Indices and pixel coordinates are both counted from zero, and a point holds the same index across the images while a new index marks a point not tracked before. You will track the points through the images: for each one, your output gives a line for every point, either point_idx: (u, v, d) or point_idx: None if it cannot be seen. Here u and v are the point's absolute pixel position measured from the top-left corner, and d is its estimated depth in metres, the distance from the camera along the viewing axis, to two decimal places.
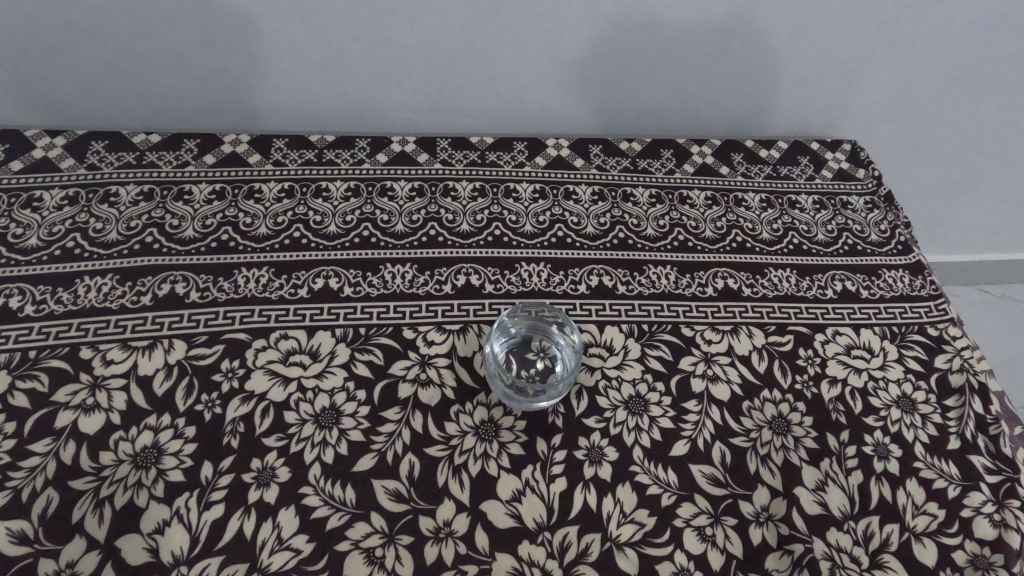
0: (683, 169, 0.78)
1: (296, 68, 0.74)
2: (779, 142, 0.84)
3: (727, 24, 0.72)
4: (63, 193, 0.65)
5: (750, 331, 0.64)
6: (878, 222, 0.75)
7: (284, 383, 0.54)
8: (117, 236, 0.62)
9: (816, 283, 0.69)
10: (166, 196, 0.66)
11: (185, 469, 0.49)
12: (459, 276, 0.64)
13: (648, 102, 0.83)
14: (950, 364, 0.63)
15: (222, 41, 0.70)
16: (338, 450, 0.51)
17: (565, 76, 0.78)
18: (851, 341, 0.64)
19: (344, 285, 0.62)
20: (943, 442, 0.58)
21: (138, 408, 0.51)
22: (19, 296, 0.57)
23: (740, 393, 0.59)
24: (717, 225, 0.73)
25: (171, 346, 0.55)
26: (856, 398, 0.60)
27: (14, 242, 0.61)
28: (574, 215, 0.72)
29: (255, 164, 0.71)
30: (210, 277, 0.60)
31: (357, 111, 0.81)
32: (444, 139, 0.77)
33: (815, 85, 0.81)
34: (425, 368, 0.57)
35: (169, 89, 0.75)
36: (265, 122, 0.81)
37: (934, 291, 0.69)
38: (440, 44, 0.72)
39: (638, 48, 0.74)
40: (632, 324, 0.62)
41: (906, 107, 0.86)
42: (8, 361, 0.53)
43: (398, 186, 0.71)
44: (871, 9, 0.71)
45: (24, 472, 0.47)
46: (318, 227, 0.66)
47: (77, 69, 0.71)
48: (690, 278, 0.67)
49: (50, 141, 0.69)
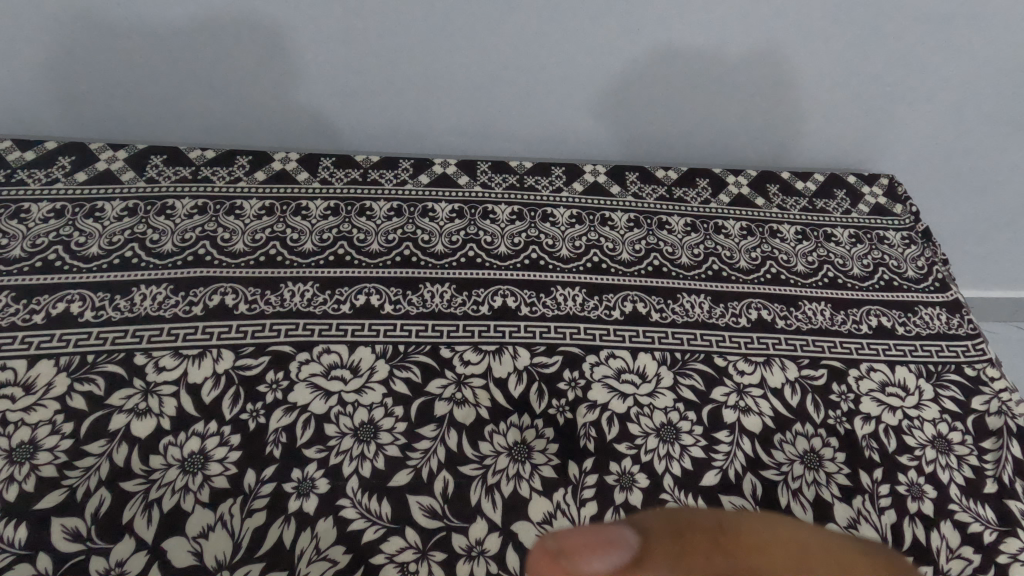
0: (718, 199, 0.79)
1: (341, 91, 0.77)
2: (815, 174, 0.84)
3: (763, 59, 0.72)
4: (123, 205, 0.69)
5: (783, 364, 0.63)
6: (915, 258, 0.75)
7: (325, 396, 0.56)
8: (172, 248, 0.66)
9: (851, 317, 0.68)
10: (219, 210, 0.70)
11: (229, 476, 0.51)
12: (496, 298, 0.65)
13: (683, 133, 0.84)
14: (988, 406, 0.61)
15: (274, 67, 0.73)
16: (375, 464, 0.53)
17: (600, 106, 0.79)
18: (886, 378, 0.63)
19: (385, 302, 0.64)
20: (980, 484, 0.56)
21: (187, 414, 0.54)
22: (80, 302, 0.60)
23: (772, 425, 0.59)
24: (751, 255, 0.73)
25: (220, 355, 0.58)
26: (890, 435, 0.59)
27: (76, 250, 0.64)
28: (609, 241, 0.73)
29: (303, 181, 0.74)
30: (258, 290, 0.63)
31: (402, 135, 0.84)
32: (484, 163, 0.80)
33: (856, 120, 0.81)
34: (461, 388, 0.58)
35: (223, 108, 0.79)
36: (311, 140, 0.84)
37: (973, 331, 0.68)
38: (481, 77, 0.75)
39: (673, 78, 0.75)
40: (665, 351, 0.63)
41: (951, 145, 0.84)
42: (69, 363, 0.56)
43: (439, 208, 0.74)
44: (899, 53, 0.71)
45: (79, 471, 0.50)
46: (361, 245, 0.69)
47: (140, 90, 0.76)
48: (724, 307, 0.68)
49: (113, 155, 0.74)
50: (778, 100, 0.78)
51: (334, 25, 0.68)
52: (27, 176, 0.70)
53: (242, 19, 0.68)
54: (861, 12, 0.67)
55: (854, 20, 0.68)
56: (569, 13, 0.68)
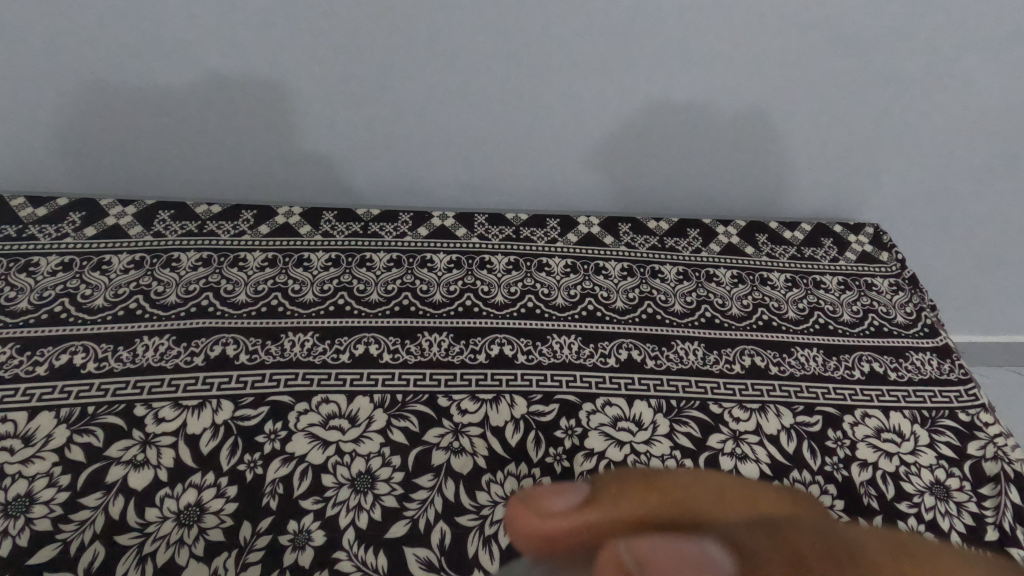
0: (709, 249, 0.82)
1: (346, 147, 0.80)
2: (802, 224, 0.87)
3: (747, 115, 0.76)
4: (130, 258, 0.71)
5: (778, 411, 0.64)
6: (903, 304, 0.77)
7: (322, 446, 0.56)
8: (175, 299, 0.67)
9: (843, 362, 0.69)
10: (222, 262, 0.72)
11: (225, 528, 0.51)
12: (493, 346, 0.66)
13: (672, 185, 0.87)
14: (983, 451, 0.61)
15: (282, 125, 0.77)
16: (371, 515, 0.52)
17: (592, 159, 0.83)
18: (880, 424, 0.63)
19: (384, 351, 0.65)
20: (981, 532, 0.56)
21: (185, 466, 0.54)
22: (83, 353, 0.61)
23: (769, 472, 0.59)
24: (743, 302, 0.75)
25: (220, 405, 0.58)
26: (888, 482, 0.59)
27: (82, 302, 0.66)
28: (604, 289, 0.75)
29: (305, 234, 0.77)
30: (259, 340, 0.64)
31: (403, 189, 0.87)
32: (481, 215, 0.83)
33: (839, 171, 0.84)
34: (458, 437, 0.58)
35: (231, 165, 0.82)
36: (315, 195, 0.87)
37: (964, 376, 0.69)
38: (482, 132, 0.79)
39: (663, 133, 0.79)
40: (661, 399, 0.63)
41: (932, 196, 0.88)
42: (69, 415, 0.56)
43: (437, 259, 0.76)
44: (874, 110, 0.75)
45: (74, 525, 0.50)
46: (361, 295, 0.70)
47: (151, 148, 0.79)
48: (718, 354, 0.69)
49: (121, 210, 0.76)
50: (764, 152, 0.82)
51: (339, 79, 0.72)
52: (37, 231, 0.72)
53: (253, 81, 0.71)
54: (839, 69, 0.71)
55: (833, 77, 0.72)
56: (563, 70, 0.71)
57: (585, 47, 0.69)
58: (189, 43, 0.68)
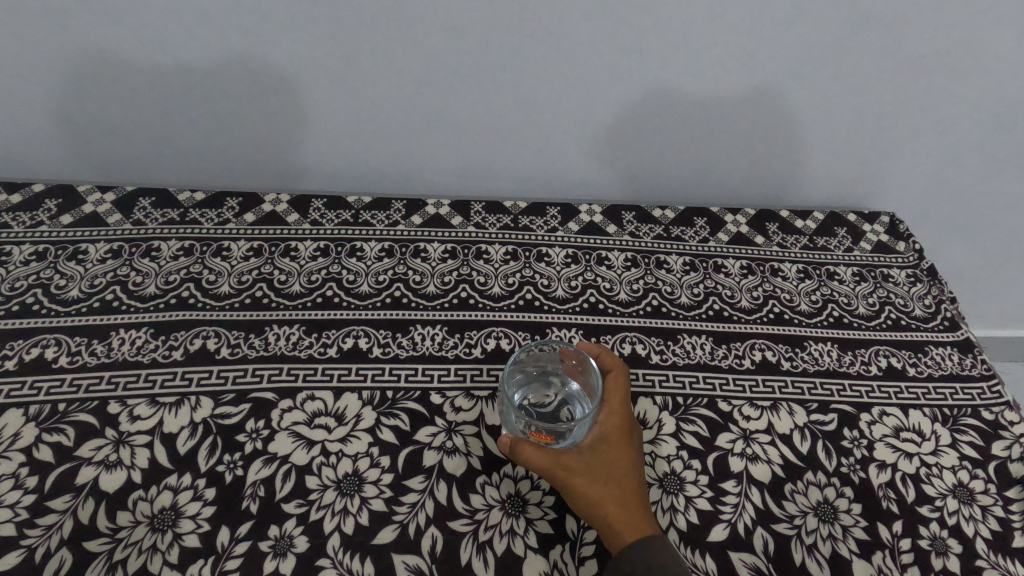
0: (717, 238, 0.78)
1: (337, 132, 0.76)
2: (815, 212, 0.83)
3: (758, 97, 0.72)
4: (108, 247, 0.67)
5: (790, 409, 0.60)
6: (922, 296, 0.73)
7: (307, 446, 0.53)
8: (155, 290, 0.64)
9: (859, 357, 0.66)
10: (205, 251, 0.68)
11: (201, 533, 0.47)
12: (489, 340, 0.63)
13: (679, 172, 0.83)
14: (1009, 452, 0.58)
15: (269, 110, 0.73)
16: (358, 520, 0.49)
17: (594, 145, 0.79)
18: (899, 423, 0.60)
19: (374, 345, 0.61)
20: (1008, 538, 0.52)
21: (161, 467, 0.50)
22: (55, 347, 0.58)
23: (782, 474, 0.55)
24: (753, 294, 0.71)
25: (199, 403, 0.55)
26: (908, 484, 0.55)
27: (56, 293, 0.62)
28: (607, 281, 0.71)
29: (293, 222, 0.73)
30: (242, 334, 0.61)
31: (398, 176, 0.83)
32: (478, 204, 0.79)
33: (855, 158, 0.80)
34: (452, 436, 0.55)
35: (219, 150, 0.79)
36: (308, 180, 0.84)
37: (987, 372, 0.65)
38: (479, 116, 0.75)
39: (670, 117, 0.75)
40: (666, 396, 0.60)
41: (952, 183, 0.83)
42: (38, 413, 0.53)
43: (431, 248, 0.72)
44: (894, 93, 0.71)
45: (40, 530, 0.46)
46: (351, 286, 0.67)
47: (135, 133, 0.76)
48: (727, 349, 0.65)
49: (101, 197, 0.73)
50: (775, 137, 0.77)
51: (322, 61, 0.67)
52: (12, 219, 0.69)
53: (235, 64, 0.67)
54: (859, 49, 0.66)
55: (852, 58, 0.67)
56: (564, 51, 0.67)
57: (587, 26, 0.65)
58: (167, 25, 0.64)
